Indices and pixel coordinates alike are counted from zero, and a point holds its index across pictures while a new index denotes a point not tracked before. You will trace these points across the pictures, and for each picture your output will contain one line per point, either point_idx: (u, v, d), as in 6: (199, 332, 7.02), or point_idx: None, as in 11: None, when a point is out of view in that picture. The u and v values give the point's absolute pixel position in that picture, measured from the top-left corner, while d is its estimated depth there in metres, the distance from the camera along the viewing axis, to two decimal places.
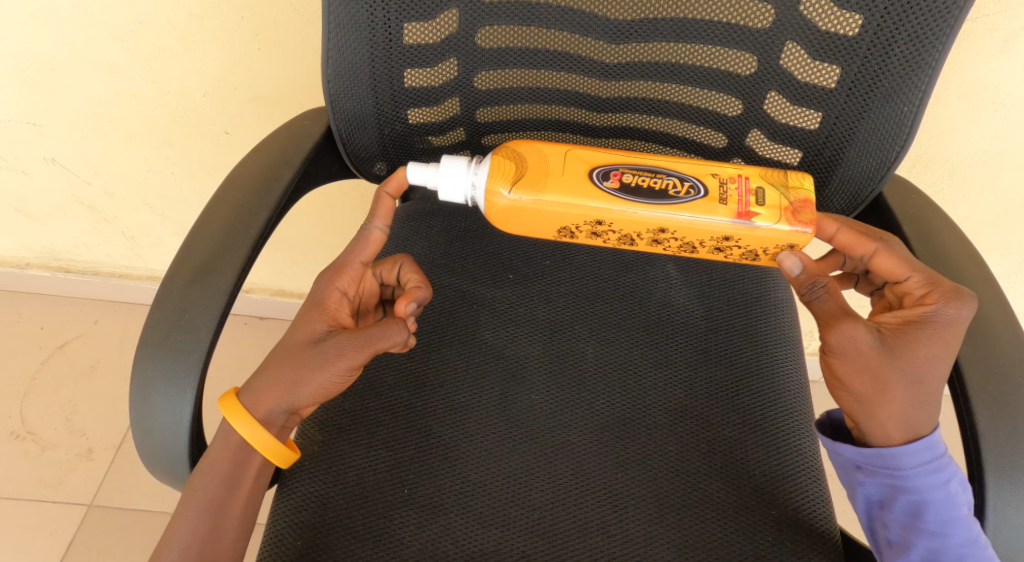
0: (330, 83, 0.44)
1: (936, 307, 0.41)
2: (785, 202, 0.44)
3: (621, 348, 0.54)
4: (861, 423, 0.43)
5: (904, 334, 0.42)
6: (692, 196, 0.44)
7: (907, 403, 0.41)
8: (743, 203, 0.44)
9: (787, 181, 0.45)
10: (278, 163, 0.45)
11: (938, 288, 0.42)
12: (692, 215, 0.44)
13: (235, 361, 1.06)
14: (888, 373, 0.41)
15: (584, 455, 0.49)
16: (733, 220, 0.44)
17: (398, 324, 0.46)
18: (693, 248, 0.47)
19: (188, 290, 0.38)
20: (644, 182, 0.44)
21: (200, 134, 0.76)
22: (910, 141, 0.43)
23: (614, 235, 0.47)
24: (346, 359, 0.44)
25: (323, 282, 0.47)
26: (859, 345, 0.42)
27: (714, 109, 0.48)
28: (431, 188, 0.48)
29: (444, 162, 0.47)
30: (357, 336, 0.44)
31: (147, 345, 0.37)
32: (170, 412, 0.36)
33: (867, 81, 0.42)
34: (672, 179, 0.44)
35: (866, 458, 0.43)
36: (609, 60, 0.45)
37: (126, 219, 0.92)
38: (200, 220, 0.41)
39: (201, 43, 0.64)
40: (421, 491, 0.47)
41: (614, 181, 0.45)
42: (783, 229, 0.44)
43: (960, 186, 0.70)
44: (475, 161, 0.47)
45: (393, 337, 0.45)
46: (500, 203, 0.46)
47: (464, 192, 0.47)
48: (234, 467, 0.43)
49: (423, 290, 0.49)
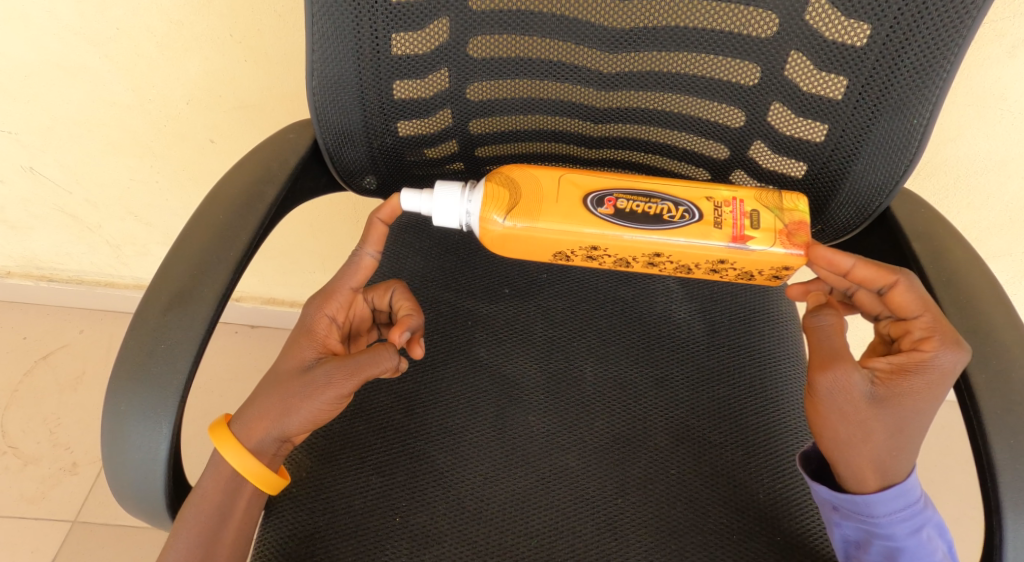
0: (316, 96, 0.43)
1: (933, 357, 0.39)
2: (780, 225, 0.44)
3: (620, 367, 0.52)
4: (842, 467, 0.42)
5: (898, 384, 0.40)
6: (686, 220, 0.44)
7: (894, 454, 0.41)
8: (737, 227, 0.44)
9: (782, 203, 0.45)
10: (260, 179, 0.43)
11: (936, 335, 0.39)
12: (686, 240, 0.44)
13: (224, 372, 1.03)
14: (879, 426, 0.40)
15: (582, 480, 0.47)
16: (727, 243, 0.44)
17: (388, 348, 0.44)
18: (689, 270, 0.48)
19: (165, 318, 0.36)
20: (638, 207, 0.44)
21: (184, 142, 0.73)
22: (920, 154, 0.41)
23: (611, 258, 0.47)
24: (335, 387, 0.42)
25: (312, 308, 0.47)
26: (848, 390, 0.40)
27: (715, 120, 0.46)
28: (424, 213, 0.48)
29: (437, 188, 0.47)
30: (346, 364, 0.43)
31: (120, 378, 0.35)
32: (146, 447, 0.34)
33: (875, 92, 0.40)
34: (667, 204, 0.44)
35: (844, 500, 0.43)
36: (606, 69, 0.43)
37: (109, 228, 0.89)
38: (177, 241, 0.39)
39: (183, 49, 0.62)
40: (414, 520, 0.45)
41: (609, 207, 0.45)
42: (778, 252, 0.44)
43: (965, 193, 0.69)
44: (469, 187, 0.47)
45: (384, 364, 0.44)
46: (494, 231, 0.46)
47: (459, 218, 0.47)
48: (225, 498, 0.41)
49: (415, 317, 0.49)
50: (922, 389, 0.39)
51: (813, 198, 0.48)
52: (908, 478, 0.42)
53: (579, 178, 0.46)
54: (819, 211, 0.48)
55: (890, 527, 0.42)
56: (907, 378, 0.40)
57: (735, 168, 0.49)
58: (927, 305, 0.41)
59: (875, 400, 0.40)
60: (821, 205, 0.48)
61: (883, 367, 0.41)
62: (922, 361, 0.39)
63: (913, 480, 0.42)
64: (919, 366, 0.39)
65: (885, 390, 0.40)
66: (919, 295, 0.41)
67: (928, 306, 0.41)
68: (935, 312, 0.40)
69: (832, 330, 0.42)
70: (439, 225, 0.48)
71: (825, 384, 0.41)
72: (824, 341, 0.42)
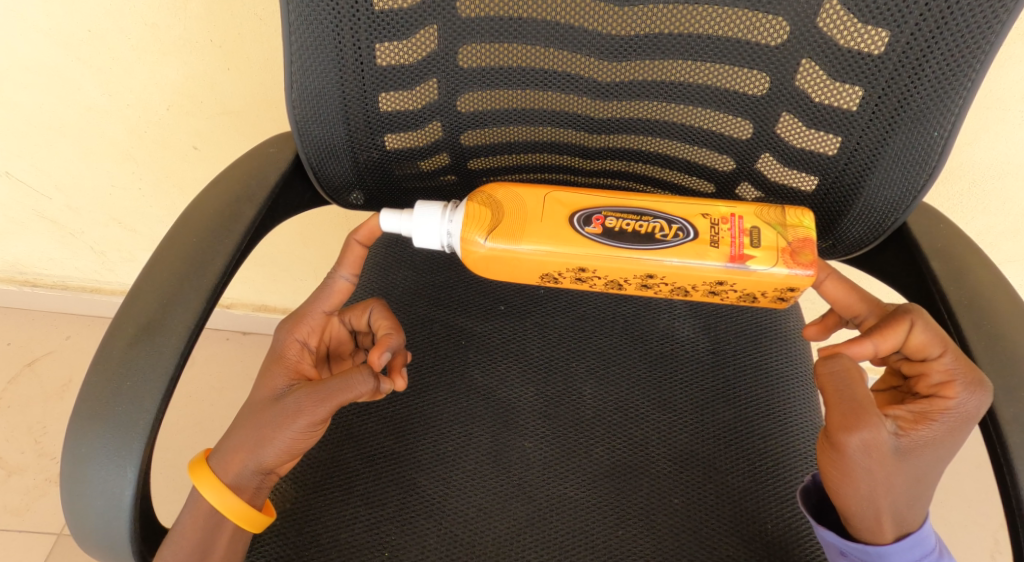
0: (296, 108, 0.40)
1: (959, 406, 0.37)
2: (782, 242, 0.42)
3: (620, 388, 0.50)
4: (857, 519, 0.39)
5: (923, 434, 0.38)
6: (681, 239, 0.42)
7: (912, 501, 0.39)
8: (735, 246, 0.42)
9: (784, 218, 0.43)
10: (239, 198, 0.41)
11: (959, 380, 0.37)
12: (680, 260, 0.42)
13: (215, 379, 1.01)
14: (903, 479, 0.38)
15: (582, 510, 0.45)
16: (725, 264, 0.42)
17: (363, 372, 0.42)
18: (687, 292, 0.45)
19: (131, 352, 0.34)
20: (628, 226, 0.42)
21: (166, 147, 0.71)
22: (940, 167, 0.39)
23: (602, 280, 0.45)
24: (306, 416, 0.40)
25: (283, 333, 0.46)
26: (877, 447, 0.37)
27: (721, 132, 0.43)
28: (405, 235, 0.46)
29: (417, 208, 0.45)
30: (318, 390, 0.41)
31: (83, 418, 0.32)
32: (109, 494, 0.31)
33: (893, 104, 0.37)
34: (659, 222, 0.42)
35: (853, 547, 0.40)
36: (605, 78, 0.40)
37: (93, 233, 0.87)
38: (146, 269, 0.37)
39: (161, 52, 0.59)
40: (405, 553, 0.43)
41: (597, 225, 0.43)
42: (780, 272, 0.42)
43: (979, 198, 0.66)
44: (450, 207, 0.45)
45: (358, 388, 0.41)
46: (476, 252, 0.44)
47: (440, 239, 0.45)
48: (205, 534, 0.39)
49: (394, 335, 0.47)
50: (946, 437, 0.38)
51: (823, 213, 0.45)
52: (921, 526, 0.40)
53: (562, 195, 0.44)
54: (831, 226, 0.46)
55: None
56: (932, 428, 0.38)
57: (741, 181, 0.46)
58: (945, 349, 0.38)
59: (902, 455, 0.38)
60: (833, 220, 0.45)
61: (906, 415, 0.39)
62: (947, 410, 0.38)
63: (925, 529, 0.40)
64: (943, 416, 0.38)
65: (911, 441, 0.38)
66: (935, 338, 0.38)
67: (945, 348, 0.38)
68: (955, 350, 0.38)
69: (849, 377, 0.39)
70: (421, 248, 0.46)
71: (854, 443, 0.37)
72: (846, 396, 0.38)
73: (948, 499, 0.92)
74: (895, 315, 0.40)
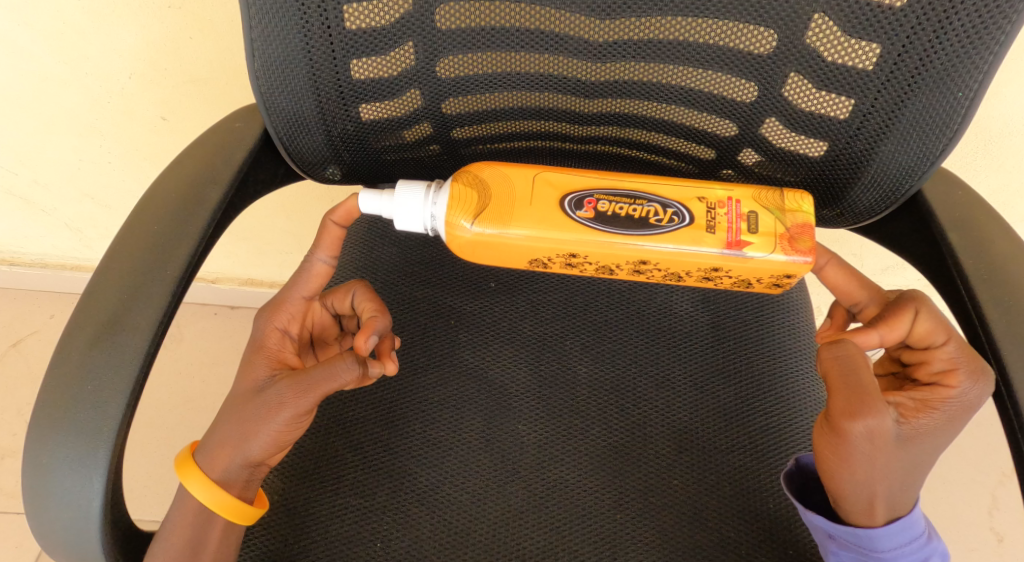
0: (260, 78, 0.37)
1: (960, 395, 0.37)
2: (781, 228, 0.40)
3: (617, 367, 0.48)
4: (848, 502, 0.39)
5: (924, 422, 0.37)
6: (675, 224, 0.40)
7: (907, 485, 0.38)
8: (732, 232, 0.40)
9: (782, 203, 0.41)
10: (203, 181, 0.38)
11: (962, 368, 0.37)
12: (677, 247, 0.40)
13: (207, 356, 0.99)
14: (898, 465, 0.37)
15: (580, 493, 0.43)
16: (721, 250, 0.40)
17: (345, 358, 0.39)
18: (687, 278, 0.43)
19: (91, 354, 0.31)
20: (622, 210, 0.40)
21: (133, 118, 0.67)
22: (962, 129, 0.36)
23: (592, 266, 0.43)
24: (289, 408, 0.38)
25: (261, 322, 0.44)
26: (880, 435, 0.36)
27: (723, 96, 0.40)
28: (386, 217, 0.43)
29: (399, 189, 0.42)
30: (301, 381, 0.39)
31: (41, 426, 0.30)
32: (75, 506, 0.30)
33: (914, 61, 0.34)
34: (653, 205, 0.40)
35: (842, 531, 0.39)
36: (598, 38, 0.37)
37: (66, 209, 0.83)
38: (100, 267, 0.34)
39: (116, 15, 0.55)
40: (398, 544, 0.41)
41: (589, 210, 0.40)
42: (778, 259, 0.40)
43: (995, 156, 0.63)
44: (434, 187, 0.42)
45: (342, 376, 0.39)
46: (463, 237, 0.41)
47: (423, 222, 0.42)
48: (196, 528, 0.37)
49: (380, 318, 0.45)
50: (946, 426, 0.37)
51: (832, 181, 0.42)
52: (912, 510, 0.40)
53: (550, 177, 0.41)
54: (839, 195, 0.43)
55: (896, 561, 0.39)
56: (933, 416, 0.37)
57: (744, 149, 0.43)
58: (949, 337, 0.37)
59: (902, 443, 0.37)
60: (842, 188, 0.42)
61: (907, 402, 0.38)
62: (948, 399, 0.37)
63: (916, 512, 0.40)
64: (944, 405, 0.37)
65: (912, 430, 0.37)
66: (940, 325, 0.38)
67: (950, 335, 0.37)
68: (960, 339, 0.37)
69: (854, 361, 0.38)
70: (403, 230, 0.43)
71: (857, 430, 0.36)
72: (851, 380, 0.37)
73: (948, 459, 0.92)
74: (900, 303, 0.39)
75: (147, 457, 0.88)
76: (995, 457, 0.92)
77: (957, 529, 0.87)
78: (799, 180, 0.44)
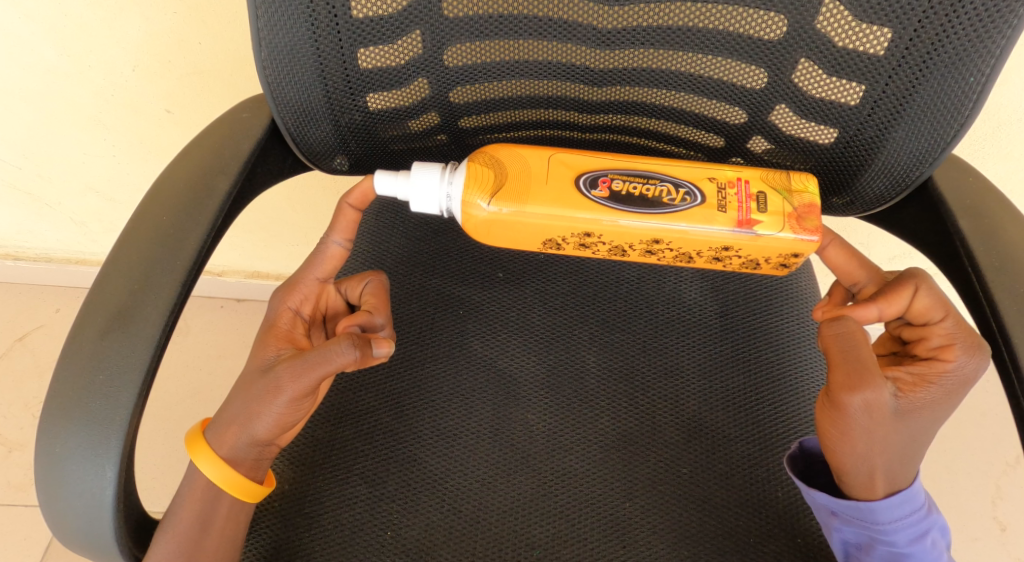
0: (266, 68, 0.37)
1: (957, 369, 0.37)
2: (788, 208, 0.40)
3: (624, 354, 0.48)
4: (850, 476, 0.39)
5: (922, 397, 0.37)
6: (688, 204, 0.40)
7: (906, 459, 0.39)
8: (743, 211, 0.40)
9: (790, 184, 0.40)
10: (211, 170, 0.38)
11: (959, 344, 0.38)
12: (689, 225, 0.40)
13: (213, 348, 0.99)
14: (898, 438, 0.37)
15: (588, 481, 0.43)
16: (732, 229, 0.40)
17: (340, 341, 0.38)
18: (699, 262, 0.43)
19: (103, 343, 0.31)
20: (635, 189, 0.40)
21: (136, 111, 0.67)
22: (974, 115, 0.36)
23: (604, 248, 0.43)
24: (287, 389, 0.38)
25: (275, 302, 0.44)
26: (875, 409, 0.36)
27: (731, 82, 0.39)
28: (401, 198, 0.43)
29: (415, 170, 0.42)
30: (297, 363, 0.38)
31: (53, 416, 0.30)
32: (88, 494, 0.30)
33: (926, 45, 0.34)
34: (666, 185, 0.40)
35: (844, 508, 0.40)
36: (605, 25, 0.37)
37: (69, 203, 0.83)
38: (113, 252, 0.34)
39: (118, 6, 0.55)
40: (408, 533, 0.41)
41: (603, 189, 0.40)
42: (785, 238, 0.40)
43: (1005, 143, 0.63)
44: (449, 168, 0.42)
45: (337, 359, 0.38)
46: (478, 217, 0.41)
47: (439, 203, 0.42)
48: (207, 509, 0.37)
49: (377, 316, 0.45)
50: (944, 400, 0.37)
51: (841, 168, 0.42)
52: (913, 483, 0.40)
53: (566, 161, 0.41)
54: (848, 181, 0.43)
55: (896, 533, 0.40)
56: (930, 390, 0.37)
57: (753, 136, 0.43)
58: (947, 313, 0.38)
59: (901, 416, 0.37)
60: (851, 175, 0.42)
61: (905, 377, 0.38)
62: (945, 373, 0.37)
63: (917, 486, 0.40)
64: (942, 379, 0.37)
65: (910, 403, 0.37)
66: (937, 302, 0.38)
67: (947, 313, 0.38)
68: (957, 314, 0.38)
69: (852, 337, 0.38)
70: (418, 212, 0.43)
71: (854, 404, 0.37)
72: (848, 355, 0.37)
73: (954, 448, 0.92)
74: (900, 278, 0.39)
75: (154, 450, 0.89)
76: (999, 447, 0.92)
77: (960, 519, 0.87)
78: (808, 167, 0.43)
